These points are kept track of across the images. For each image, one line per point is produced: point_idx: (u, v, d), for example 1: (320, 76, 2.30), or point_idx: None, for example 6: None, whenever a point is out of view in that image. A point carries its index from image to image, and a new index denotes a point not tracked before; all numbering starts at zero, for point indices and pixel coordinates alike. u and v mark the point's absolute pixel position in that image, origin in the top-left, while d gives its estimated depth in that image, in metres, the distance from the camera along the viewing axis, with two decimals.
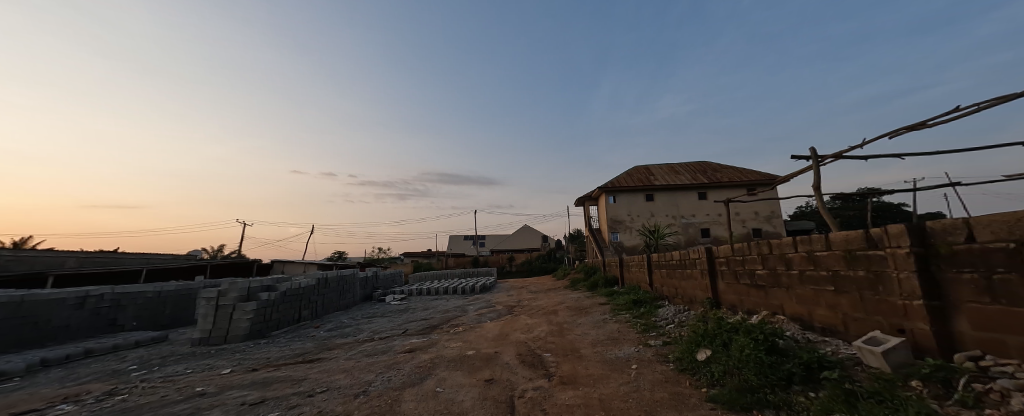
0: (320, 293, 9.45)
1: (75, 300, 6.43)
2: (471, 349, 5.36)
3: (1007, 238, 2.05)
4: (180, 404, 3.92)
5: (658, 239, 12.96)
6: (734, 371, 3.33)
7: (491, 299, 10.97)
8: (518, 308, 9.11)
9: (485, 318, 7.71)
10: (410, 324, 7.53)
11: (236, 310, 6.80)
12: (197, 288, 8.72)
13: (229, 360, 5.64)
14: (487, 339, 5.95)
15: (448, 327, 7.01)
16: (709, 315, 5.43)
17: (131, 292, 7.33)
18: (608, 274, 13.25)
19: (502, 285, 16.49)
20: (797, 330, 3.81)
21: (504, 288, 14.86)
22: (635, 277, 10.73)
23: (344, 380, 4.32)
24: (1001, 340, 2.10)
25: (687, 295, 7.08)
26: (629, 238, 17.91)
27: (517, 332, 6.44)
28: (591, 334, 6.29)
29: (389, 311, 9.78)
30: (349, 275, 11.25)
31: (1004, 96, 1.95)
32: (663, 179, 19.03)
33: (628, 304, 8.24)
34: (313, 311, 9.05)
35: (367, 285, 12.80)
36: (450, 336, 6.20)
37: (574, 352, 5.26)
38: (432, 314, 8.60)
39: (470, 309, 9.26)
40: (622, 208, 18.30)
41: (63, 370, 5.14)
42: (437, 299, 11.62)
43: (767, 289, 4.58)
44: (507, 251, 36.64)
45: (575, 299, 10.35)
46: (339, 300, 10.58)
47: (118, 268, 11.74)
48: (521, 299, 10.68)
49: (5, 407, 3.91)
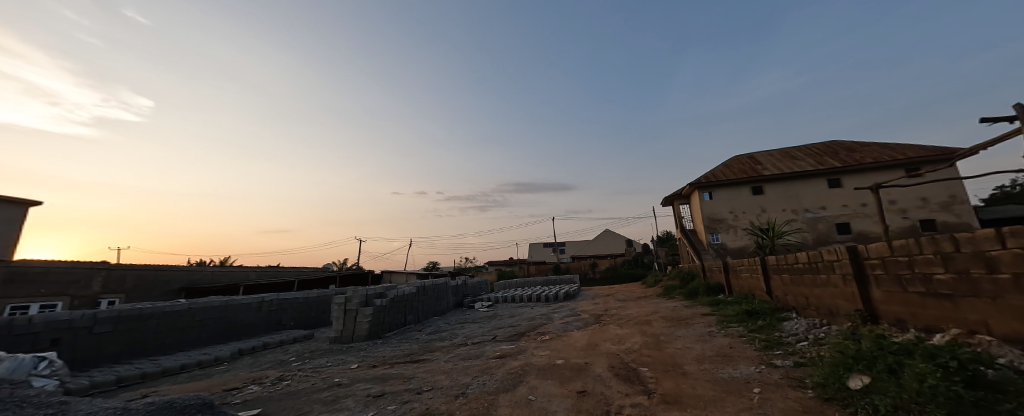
0: (419, 299, 10.29)
1: (257, 304, 8.07)
2: (560, 358, 5.15)
3: None
4: (324, 391, 4.54)
5: (775, 238, 11.00)
6: (911, 406, 2.46)
7: (576, 307, 10.58)
8: (606, 317, 8.57)
9: (572, 327, 7.41)
10: (499, 331, 7.66)
11: (358, 314, 7.77)
12: (331, 294, 10.28)
13: (356, 356, 6.43)
14: (574, 348, 5.68)
15: (536, 334, 6.91)
16: (862, 332, 4.29)
17: (290, 297, 8.93)
18: (710, 280, 11.70)
19: (587, 292, 15.84)
20: (1018, 357, 2.72)
21: (589, 296, 14.24)
22: (747, 283, 9.23)
23: (445, 380, 4.52)
24: None
25: (823, 306, 5.78)
26: (735, 239, 15.65)
27: (605, 343, 6.01)
28: (695, 348, 5.53)
29: (479, 317, 10.14)
30: (442, 283, 12.05)
31: None
32: (775, 168, 16.26)
33: (740, 315, 7.08)
34: (415, 316, 9.88)
35: (457, 293, 13.52)
36: (539, 343, 6.09)
37: (676, 368, 4.66)
38: (518, 322, 8.64)
39: (555, 317, 9.03)
40: (722, 205, 16.12)
41: (251, 358, 6.47)
42: (522, 307, 11.68)
43: (954, 299, 3.43)
44: (589, 258, 35.35)
45: (672, 309, 9.33)
46: (436, 307, 11.39)
47: (275, 280, 14.50)
48: (609, 308, 10.08)
49: (219, 384, 5.04)
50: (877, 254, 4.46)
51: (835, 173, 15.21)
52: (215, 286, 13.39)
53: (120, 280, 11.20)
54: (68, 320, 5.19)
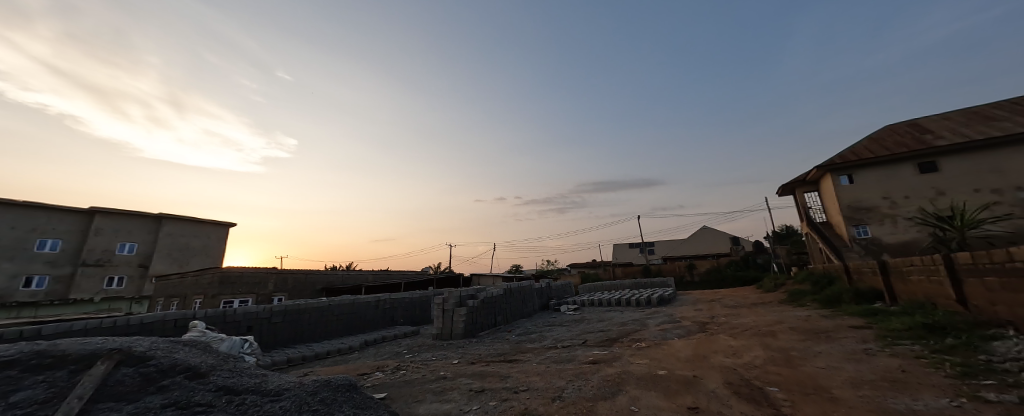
0: (507, 301, 10.59)
1: (375, 302, 9.34)
2: (663, 368, 4.68)
3: None
4: (432, 383, 4.97)
5: (963, 228, 8.33)
6: None
7: (675, 313, 9.57)
8: (713, 325, 7.53)
9: (671, 335, 6.70)
10: (589, 335, 7.38)
11: (454, 313, 8.38)
12: (430, 295, 11.30)
13: (456, 353, 6.92)
14: (679, 358, 5.09)
15: (630, 341, 6.43)
16: None
17: (398, 297, 10.10)
18: (860, 285, 9.33)
19: (687, 297, 14.19)
20: None
21: (689, 300, 12.78)
22: (919, 289, 7.15)
23: (541, 382, 4.52)
24: None
25: None
26: (894, 232, 12.32)
27: (716, 354, 5.26)
28: (846, 369, 4.45)
29: (567, 320, 9.96)
30: (527, 286, 12.21)
31: None
32: (952, 136, 12.37)
33: (916, 330, 5.49)
34: (504, 317, 10.21)
35: (543, 295, 13.51)
36: (635, 351, 5.65)
37: (821, 391, 3.82)
38: (610, 326, 8.17)
39: (651, 322, 8.31)
40: (870, 190, 12.84)
41: (374, 348, 7.51)
42: (612, 311, 11.06)
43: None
44: (685, 258, 31.72)
45: (802, 318, 7.75)
46: (523, 309, 11.58)
47: (385, 282, 16.52)
48: (717, 315, 8.81)
49: (353, 369, 5.96)
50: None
51: None
52: (342, 287, 15.90)
53: (284, 282, 14.23)
54: (255, 312, 6.77)
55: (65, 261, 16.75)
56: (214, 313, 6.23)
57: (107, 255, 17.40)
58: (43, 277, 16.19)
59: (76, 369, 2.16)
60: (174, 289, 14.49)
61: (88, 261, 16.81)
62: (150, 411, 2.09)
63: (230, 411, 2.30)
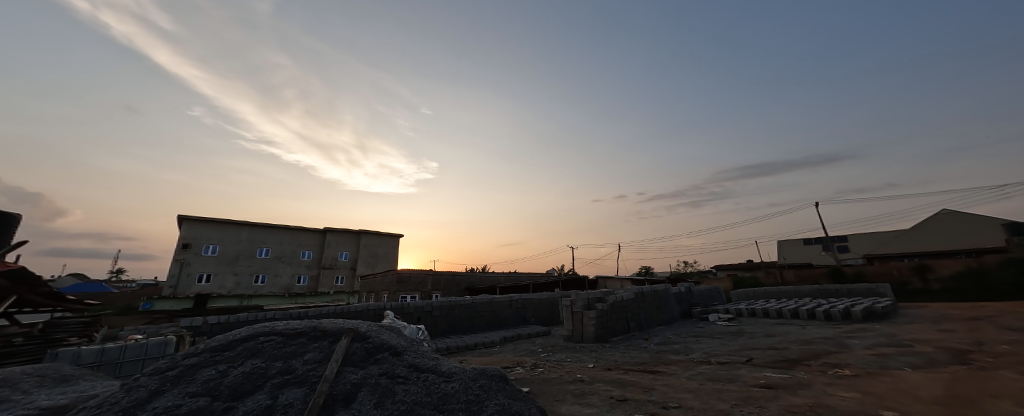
0: (641, 306, 9.84)
1: (509, 301, 10.09)
2: (887, 408, 3.45)
3: None
4: (570, 384, 5.02)
5: None
6: None
7: (896, 333, 7.04)
8: (976, 355, 5.18)
9: (893, 363, 4.93)
10: (754, 352, 6.15)
11: (584, 316, 8.28)
12: (558, 297, 11.51)
13: (590, 356, 6.81)
14: (917, 398, 3.62)
15: (821, 365, 5.04)
16: None
17: (528, 297, 10.66)
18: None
19: (915, 312, 10.19)
20: None
21: (920, 317, 9.20)
22: None
23: (696, 401, 3.99)
24: None
25: None
26: None
27: (990, 397, 3.53)
28: None
29: (720, 332, 8.57)
30: (663, 290, 11.07)
31: None
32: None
33: None
34: (638, 322, 9.53)
35: (683, 301, 12.01)
36: (831, 379, 4.39)
37: None
38: (787, 344, 6.58)
39: (855, 344, 6.32)
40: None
41: (512, 345, 8.09)
42: (786, 324, 8.92)
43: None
44: (905, 257, 22.99)
45: None
46: (660, 315, 10.57)
47: (517, 284, 17.57)
48: (985, 342, 5.96)
49: (496, 362, 6.56)
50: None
51: None
52: (483, 287, 17.75)
53: (439, 282, 16.86)
54: (421, 306, 8.22)
55: (315, 264, 23.61)
56: (397, 305, 7.85)
57: (333, 261, 23.90)
58: (304, 276, 22.99)
59: (332, 341, 3.05)
60: (371, 286, 18.96)
61: (324, 265, 23.50)
62: (372, 377, 2.78)
63: (419, 385, 2.86)
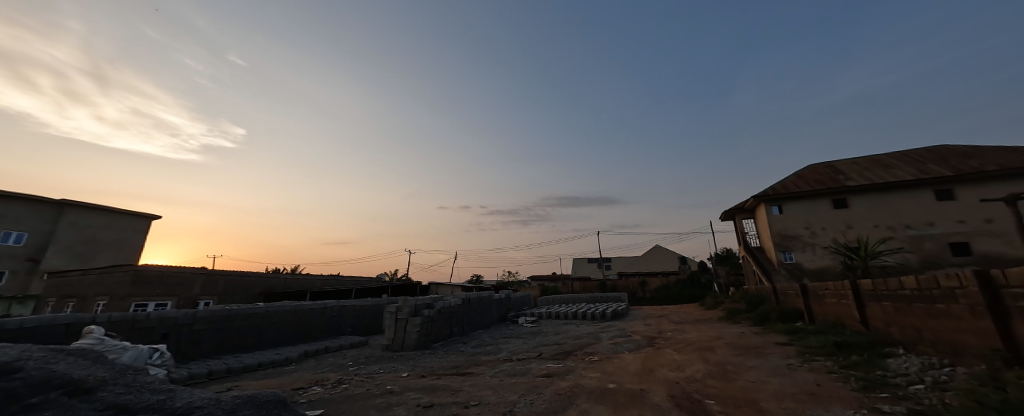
0: (466, 311, 10.19)
1: (320, 309, 8.56)
2: (613, 383, 4.53)
3: None
4: (377, 397, 4.60)
5: (865, 259, 9.39)
6: None
7: (626, 327, 9.86)
8: (661, 340, 7.73)
9: (623, 349, 6.81)
10: (545, 347, 7.31)
11: (408, 323, 7.86)
12: (382, 303, 10.65)
13: (406, 365, 6.49)
14: (628, 372, 5.04)
15: (584, 354, 6.42)
16: (998, 378, 3.13)
17: (347, 304, 9.39)
18: (784, 305, 9.58)
19: (637, 312, 14.57)
20: None
21: (639, 315, 13.17)
22: (831, 310, 7.40)
23: (493, 396, 4.35)
24: None
25: (939, 342, 4.37)
26: (813, 259, 12.88)
27: (660, 367, 5.30)
28: (772, 382, 4.26)
29: (524, 332, 9.82)
30: (486, 296, 11.79)
31: None
32: (859, 177, 13.34)
33: (824, 345, 5.61)
34: (461, 327, 9.81)
35: (502, 307, 13.11)
36: (588, 364, 5.62)
37: (751, 403, 3.52)
38: (565, 340, 8.12)
39: (605, 336, 8.45)
40: (796, 219, 13.49)
41: (315, 360, 6.84)
42: (569, 324, 11.15)
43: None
44: (637, 275, 32.74)
45: (737, 334, 8.00)
46: (481, 320, 11.21)
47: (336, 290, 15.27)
48: (663, 331, 9.04)
49: (287, 383, 5.38)
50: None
51: (945, 182, 11.94)
52: (283, 292, 14.54)
53: (214, 284, 12.67)
54: (175, 317, 5.91)
55: None
56: (126, 316, 5.40)
57: None
58: None
59: None
60: (74, 288, 12.48)
61: None
62: None
63: None
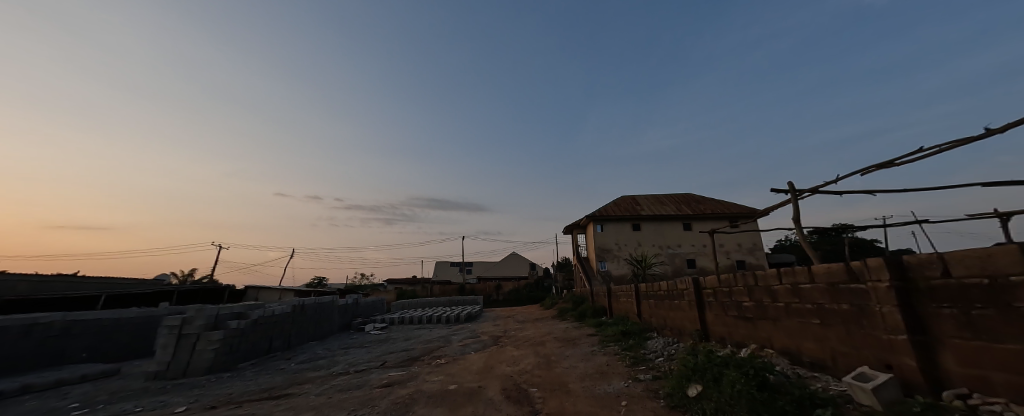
0: (295, 321, 8.47)
1: (21, 328, 5.11)
2: (453, 383, 4.61)
3: (982, 273, 1.67)
4: None
5: (645, 269, 12.74)
6: (725, 409, 2.62)
7: (475, 329, 10.37)
8: (504, 338, 8.46)
9: (469, 350, 7.12)
10: (390, 355, 6.87)
11: (199, 340, 5.96)
12: (160, 314, 7.24)
13: (186, 397, 4.89)
14: (470, 371, 5.30)
15: (429, 358, 6.36)
16: (699, 348, 4.75)
17: (86, 317, 5.93)
18: (596, 303, 12.02)
19: (488, 314, 15.54)
20: (785, 365, 3.23)
21: (489, 317, 14.06)
22: (624, 307, 9.65)
23: None
24: (986, 376, 1.69)
25: (675, 326, 6.31)
26: (618, 268, 16.67)
27: (499, 363, 5.81)
28: (580, 367, 5.26)
29: (369, 340, 9.00)
30: (332, 300, 10.39)
31: (969, 138, 1.79)
32: (650, 208, 18.00)
33: (616, 334, 7.26)
34: (285, 341, 8.09)
35: (344, 313, 11.36)
36: (432, 368, 5.55)
37: (562, 386, 4.28)
38: (413, 345, 7.87)
39: (454, 339, 8.64)
40: (610, 237, 17.19)
41: None
42: (420, 328, 10.95)
43: (863, 309, 2.45)
44: (493, 279, 34.85)
45: (563, 329, 9.48)
46: (315, 330, 9.49)
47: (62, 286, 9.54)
48: (507, 330, 9.91)
49: None
50: (789, 189, 3.27)
51: (689, 218, 17.25)
52: None
53: None
54: None
55: None
56: None
57: None
58: None
59: None
60: None
61: None
62: None
63: None
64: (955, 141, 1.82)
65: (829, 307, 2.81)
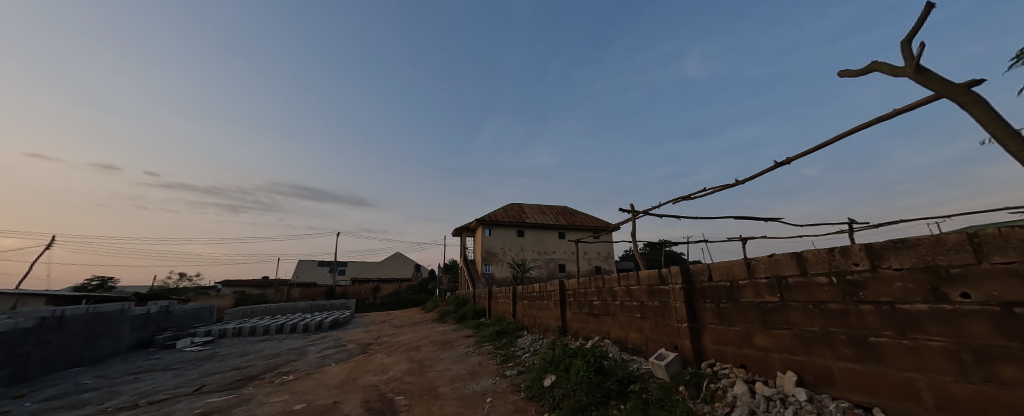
0: (47, 339, 5.44)
1: None
2: (301, 402, 4.05)
3: (727, 278, 2.39)
4: None
5: (523, 272, 13.76)
6: (570, 393, 3.08)
7: (341, 337, 9.35)
8: (375, 345, 7.90)
9: (329, 361, 6.37)
10: (211, 378, 5.38)
11: None
12: None
13: None
14: (326, 386, 4.74)
15: (273, 376, 5.40)
16: (558, 342, 5.42)
17: None
18: (475, 306, 12.36)
19: (359, 319, 14.22)
20: (616, 351, 4.00)
21: (361, 322, 12.88)
22: (501, 308, 10.19)
23: None
24: (723, 350, 2.41)
25: (542, 324, 7.02)
26: (500, 270, 17.56)
27: (364, 373, 5.40)
28: (452, 369, 5.34)
29: (186, 359, 7.03)
30: (133, 306, 7.86)
31: (725, 185, 2.46)
32: (533, 217, 19.56)
33: (490, 335, 7.62)
34: (20, 372, 5.01)
35: (147, 324, 8.60)
36: (274, 388, 4.71)
37: (431, 391, 4.27)
38: (253, 362, 6.56)
39: (311, 350, 7.60)
40: (495, 241, 17.99)
41: None
42: (267, 340, 9.24)
43: (664, 304, 3.27)
44: (371, 281, 32.03)
45: (441, 332, 9.42)
46: (89, 351, 6.42)
47: None
48: (379, 336, 9.27)
49: None
50: (631, 210, 4.05)
51: (563, 227, 19.45)
52: None
53: None
54: None
55: None
56: None
57: None
58: None
59: None
60: None
61: None
62: None
63: None
64: (721, 186, 2.46)
65: (647, 304, 3.61)
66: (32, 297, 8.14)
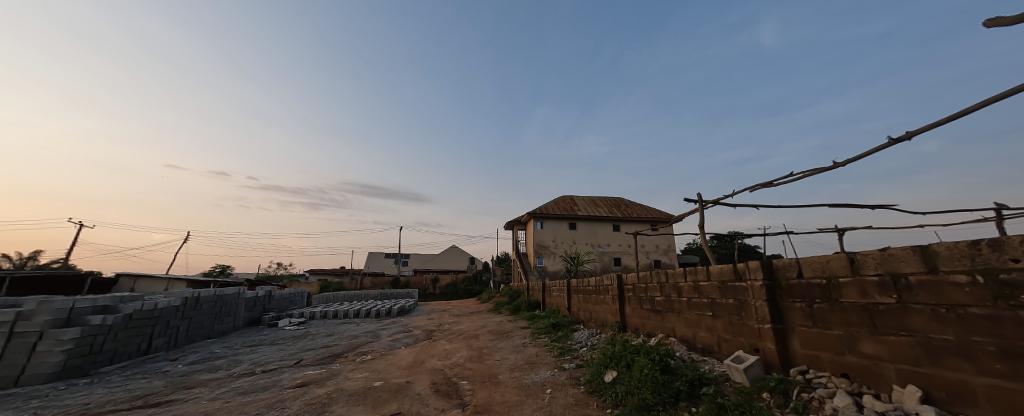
0: (189, 315, 6.69)
1: None
2: (379, 380, 4.47)
3: (822, 275, 2.09)
4: None
5: (577, 265, 13.52)
6: (634, 390, 2.97)
7: (408, 323, 10.10)
8: (438, 332, 8.41)
9: (400, 344, 6.94)
10: (307, 353, 6.20)
11: (42, 340, 4.35)
12: None
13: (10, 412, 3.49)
14: (400, 367, 5.17)
15: (355, 355, 6.05)
16: (617, 338, 5.25)
17: None
18: (530, 298, 12.51)
19: (422, 307, 15.23)
20: (683, 350, 3.76)
21: (425, 310, 13.79)
22: (556, 301, 10.15)
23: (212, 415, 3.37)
24: (818, 355, 2.12)
25: (599, 319, 6.86)
26: (553, 263, 17.51)
27: (431, 357, 5.78)
28: (511, 358, 5.47)
29: (287, 336, 8.17)
30: (245, 291, 9.33)
31: (817, 168, 2.14)
32: (586, 209, 19.06)
33: (546, 327, 7.65)
34: (172, 340, 6.24)
35: (256, 306, 10.15)
36: (356, 365, 5.26)
37: (491, 378, 4.43)
38: (338, 341, 7.41)
39: (384, 333, 8.36)
40: (548, 234, 17.93)
41: None
42: (347, 323, 10.33)
43: (742, 302, 2.97)
44: (432, 272, 34.08)
45: (498, 322, 9.71)
46: (216, 325, 7.74)
47: None
48: (442, 324, 9.84)
49: None
50: (698, 200, 3.75)
51: (618, 220, 18.69)
52: None
53: None
54: None
55: None
56: None
57: None
58: None
59: None
60: None
61: None
62: None
63: None
64: (812, 170, 2.15)
65: (720, 301, 3.30)
66: (175, 281, 10.05)
